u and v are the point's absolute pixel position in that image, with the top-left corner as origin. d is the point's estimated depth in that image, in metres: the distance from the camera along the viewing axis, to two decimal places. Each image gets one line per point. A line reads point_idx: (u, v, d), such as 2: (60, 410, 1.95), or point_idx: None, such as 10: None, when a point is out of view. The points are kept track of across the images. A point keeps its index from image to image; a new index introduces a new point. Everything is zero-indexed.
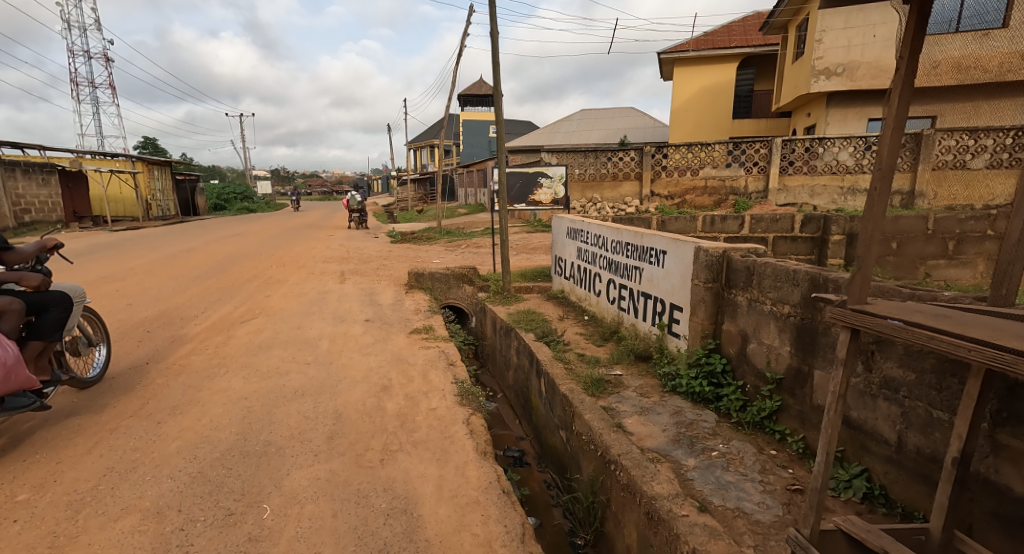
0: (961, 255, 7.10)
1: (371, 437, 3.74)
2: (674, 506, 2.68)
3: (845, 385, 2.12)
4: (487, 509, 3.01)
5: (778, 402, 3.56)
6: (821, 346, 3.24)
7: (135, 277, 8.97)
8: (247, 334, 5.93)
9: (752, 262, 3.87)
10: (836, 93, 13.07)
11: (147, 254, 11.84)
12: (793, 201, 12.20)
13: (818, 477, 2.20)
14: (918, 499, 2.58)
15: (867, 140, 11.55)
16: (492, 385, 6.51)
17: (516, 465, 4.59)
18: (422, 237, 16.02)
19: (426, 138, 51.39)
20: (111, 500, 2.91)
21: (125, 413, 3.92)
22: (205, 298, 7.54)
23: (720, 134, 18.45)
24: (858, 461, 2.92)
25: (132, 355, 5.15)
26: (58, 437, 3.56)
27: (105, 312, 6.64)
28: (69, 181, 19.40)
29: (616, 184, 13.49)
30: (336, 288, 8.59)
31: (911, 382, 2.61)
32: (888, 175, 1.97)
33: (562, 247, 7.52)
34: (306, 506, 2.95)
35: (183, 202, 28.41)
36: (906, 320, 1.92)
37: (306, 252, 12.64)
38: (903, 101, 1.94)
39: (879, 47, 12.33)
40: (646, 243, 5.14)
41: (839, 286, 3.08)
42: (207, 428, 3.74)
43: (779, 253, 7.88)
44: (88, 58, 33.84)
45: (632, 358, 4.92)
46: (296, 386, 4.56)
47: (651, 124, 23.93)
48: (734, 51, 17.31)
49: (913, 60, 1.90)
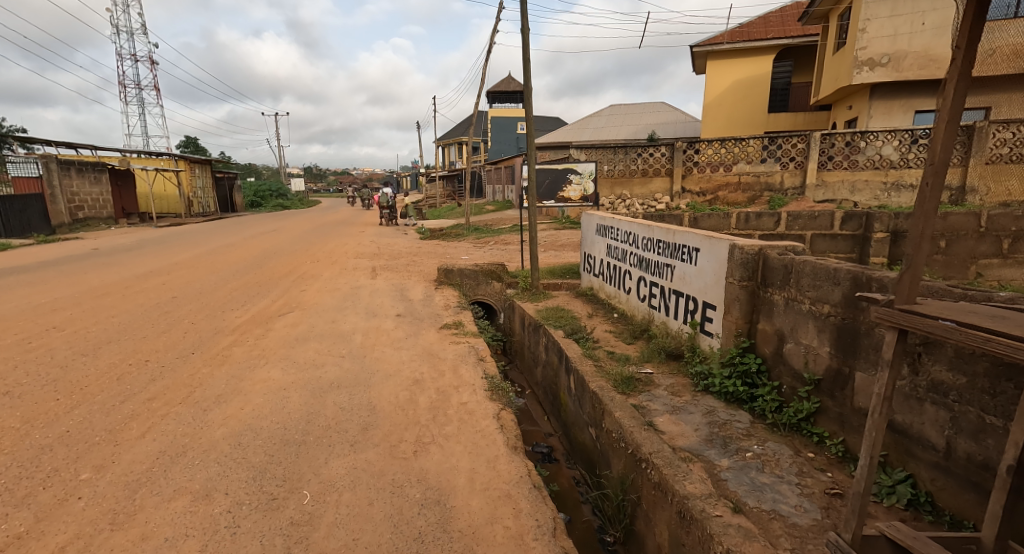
0: (1016, 254, 6.74)
1: (404, 429, 3.81)
2: (708, 506, 2.65)
3: (891, 388, 2.06)
4: (518, 503, 3.04)
5: (816, 404, 3.47)
6: (864, 347, 3.15)
7: (179, 271, 9.36)
8: (284, 327, 6.12)
9: (791, 261, 3.76)
10: (880, 85, 12.56)
11: (190, 249, 12.34)
12: (832, 198, 11.79)
13: (861, 482, 2.14)
14: (969, 508, 2.48)
15: (914, 133, 11.04)
16: (520, 382, 6.54)
17: (544, 461, 4.61)
18: (450, 234, 16.15)
19: (454, 134, 51.72)
20: (164, 481, 3.07)
21: (174, 400, 4.10)
22: (245, 292, 7.81)
23: (755, 129, 17.98)
24: (902, 467, 2.83)
25: (179, 345, 5.38)
26: (115, 421, 3.76)
27: (154, 304, 6.96)
28: (118, 179, 20.33)
29: (646, 180, 13.33)
30: (368, 283, 8.77)
31: (962, 386, 2.51)
32: (941, 170, 1.90)
33: (591, 245, 7.48)
34: (343, 494, 3.03)
35: (222, 199, 29.43)
36: (958, 321, 1.85)
37: (339, 248, 12.94)
38: (958, 92, 1.87)
39: (928, 36, 11.79)
40: (678, 241, 5.06)
41: (883, 286, 2.98)
42: (249, 416, 3.88)
43: (818, 251, 7.62)
44: (135, 61, 35.17)
45: (662, 356, 4.87)
46: (331, 378, 4.68)
47: (683, 120, 23.47)
48: (771, 43, 16.86)
49: (971, 49, 1.82)
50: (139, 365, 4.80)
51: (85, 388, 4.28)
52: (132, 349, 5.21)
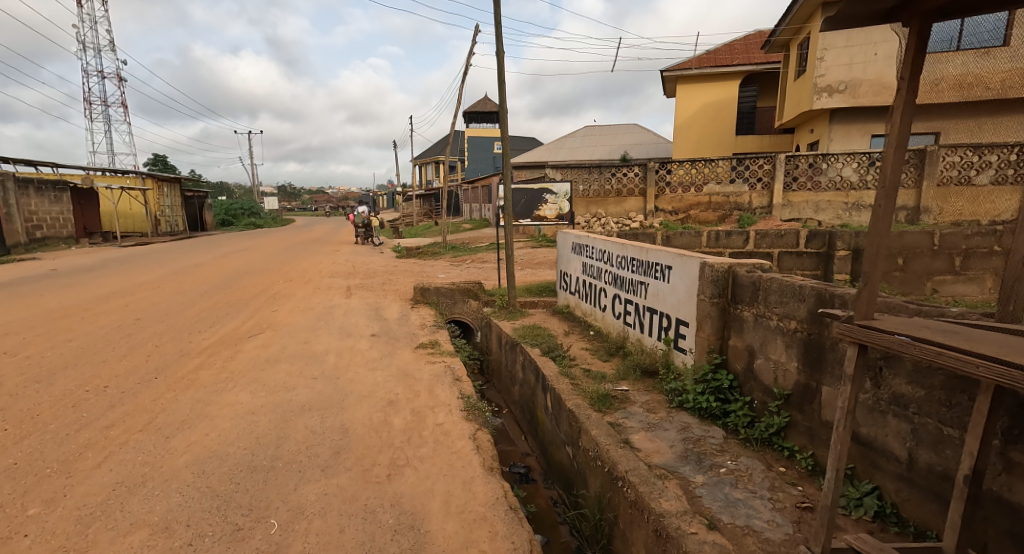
0: (968, 270, 7.06)
1: (377, 452, 3.74)
2: (683, 524, 2.67)
3: (854, 401, 2.15)
4: (494, 525, 3.00)
5: (786, 418, 3.53)
6: (829, 362, 3.23)
7: (144, 292, 9.06)
8: (254, 348, 5.97)
9: (758, 278, 3.87)
10: (838, 110, 13.17)
11: (155, 269, 11.99)
12: (798, 217, 12.19)
13: (828, 494, 2.22)
14: (931, 518, 2.55)
15: (871, 156, 11.56)
16: (497, 401, 6.49)
17: (522, 482, 4.57)
18: (427, 253, 16.07)
19: (431, 153, 51.96)
20: (120, 514, 2.92)
21: (134, 427, 3.93)
22: (214, 312, 7.61)
23: (723, 150, 18.59)
24: (869, 479, 2.89)
25: (141, 369, 5.18)
26: (68, 451, 3.58)
27: (115, 326, 6.71)
28: (81, 198, 19.71)
29: (620, 200, 13.57)
30: (342, 302, 8.66)
31: (921, 398, 2.60)
32: (892, 192, 2.05)
33: (567, 263, 7.55)
34: (313, 521, 2.95)
35: (191, 217, 28.82)
36: (913, 336, 1.94)
37: (312, 267, 12.76)
38: (904, 119, 2.04)
39: (881, 65, 12.46)
40: (651, 258, 5.16)
41: (845, 302, 3.09)
42: (215, 442, 3.75)
43: (785, 268, 7.86)
44: (101, 78, 34.28)
45: (637, 374, 4.90)
46: (303, 401, 4.57)
47: (655, 141, 24.08)
48: (736, 69, 17.54)
49: (914, 80, 2.00)
50: (97, 391, 4.60)
51: (37, 417, 4.07)
52: (90, 374, 4.99)
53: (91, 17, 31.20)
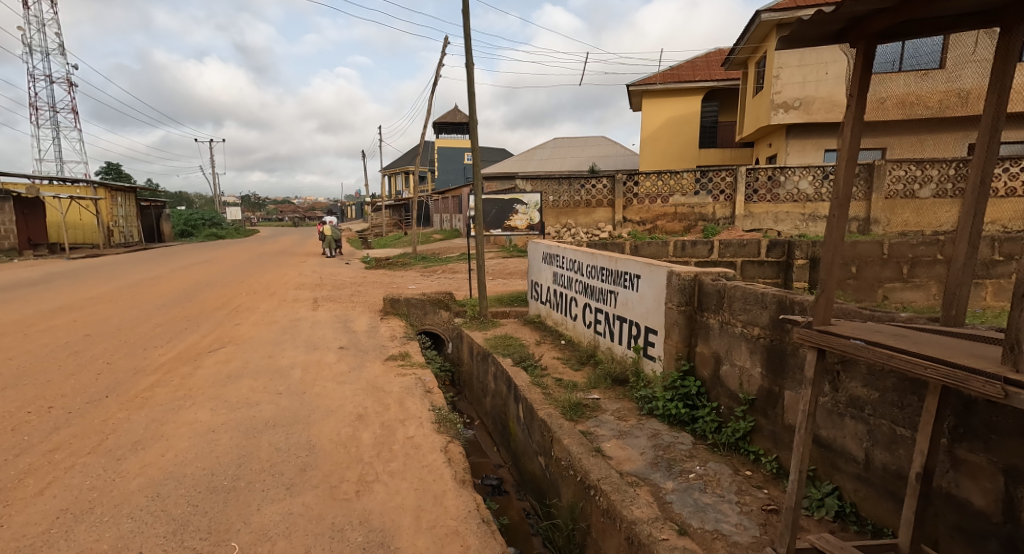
0: (915, 278, 7.44)
1: (346, 468, 3.65)
2: (654, 530, 2.69)
3: (814, 404, 2.24)
4: (466, 540, 2.96)
5: (751, 423, 3.63)
6: (791, 367, 3.35)
7: (94, 306, 8.65)
8: (214, 364, 5.76)
9: (723, 286, 3.98)
10: (794, 125, 13.76)
11: (105, 282, 11.45)
12: (758, 227, 12.59)
13: (792, 497, 2.31)
14: (887, 516, 2.66)
15: (825, 169, 12.12)
16: (469, 412, 6.46)
17: (494, 494, 4.54)
18: (396, 263, 15.90)
19: (401, 164, 51.64)
20: (65, 544, 2.76)
21: (82, 450, 3.73)
22: (171, 327, 7.31)
23: (687, 163, 19.16)
24: (829, 480, 3.00)
25: (91, 388, 4.93)
26: (7, 478, 3.37)
27: (62, 343, 6.37)
28: (25, 207, 18.72)
29: (589, 210, 13.76)
30: (309, 315, 8.45)
31: (875, 400, 2.72)
32: (844, 203, 2.19)
33: (538, 273, 7.61)
34: (277, 543, 2.85)
35: (147, 228, 27.77)
36: (866, 339, 2.04)
37: (276, 279, 12.44)
38: (853, 134, 2.18)
39: (831, 84, 13.12)
40: (621, 267, 5.24)
41: (804, 308, 3.22)
42: (171, 463, 3.59)
43: (747, 277, 8.12)
44: (50, 83, 32.68)
45: (608, 382, 4.96)
46: (267, 417, 4.43)
47: (622, 153, 24.59)
48: (699, 85, 18.15)
49: (862, 97, 2.15)
50: (41, 412, 4.35)
51: None
52: (33, 395, 4.71)
53: (39, 20, 29.93)
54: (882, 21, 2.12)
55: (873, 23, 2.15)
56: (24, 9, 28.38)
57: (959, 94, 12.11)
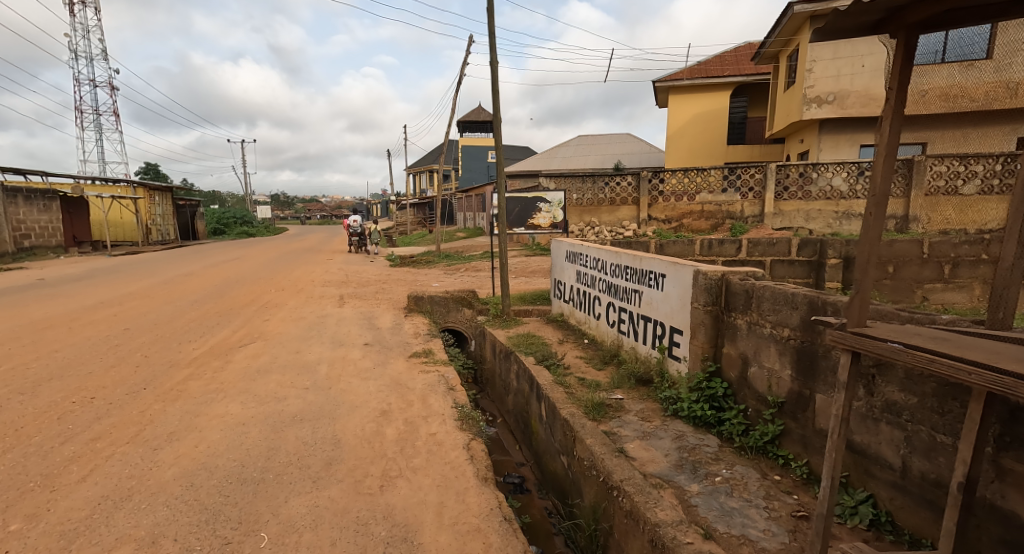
0: (956, 278, 7.13)
1: (370, 463, 3.70)
2: (678, 534, 2.64)
3: (848, 409, 2.16)
4: (488, 537, 2.96)
5: (780, 426, 3.53)
6: (822, 370, 3.25)
7: (133, 301, 8.96)
8: (244, 358, 5.91)
9: (751, 286, 3.88)
10: (828, 120, 13.34)
11: (143, 278, 11.86)
12: (789, 225, 12.27)
13: (824, 503, 2.23)
14: (925, 526, 2.55)
15: (860, 165, 11.70)
16: (492, 410, 6.47)
17: (516, 492, 4.53)
18: (421, 261, 16.03)
19: (425, 162, 52.05)
20: (105, 529, 2.87)
21: (121, 439, 3.87)
22: (204, 322, 7.53)
23: (715, 160, 18.78)
24: (863, 487, 2.89)
25: (130, 380, 5.11)
26: (52, 465, 3.52)
27: (103, 336, 6.62)
28: (69, 206, 19.50)
29: (614, 208, 13.60)
30: (335, 311, 8.60)
31: (913, 406, 2.61)
32: (882, 200, 2.10)
33: (561, 271, 7.57)
34: (303, 534, 2.90)
35: (182, 226, 28.67)
36: (905, 343, 1.95)
37: (304, 275, 12.70)
38: (892, 129, 2.10)
39: (867, 77, 12.68)
40: (645, 266, 5.17)
41: (837, 309, 3.11)
42: (204, 454, 3.69)
43: (777, 276, 7.91)
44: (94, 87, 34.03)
45: (632, 382, 4.89)
46: (294, 412, 4.51)
47: (647, 150, 24.26)
48: (727, 80, 17.77)
49: (902, 90, 2.07)
50: (83, 402, 4.53)
51: (20, 430, 4.00)
52: (75, 385, 4.91)
53: (83, 27, 31.18)
54: (923, 10, 2.04)
55: (913, 13, 2.07)
56: (70, 15, 29.62)
57: (1007, 85, 11.52)
